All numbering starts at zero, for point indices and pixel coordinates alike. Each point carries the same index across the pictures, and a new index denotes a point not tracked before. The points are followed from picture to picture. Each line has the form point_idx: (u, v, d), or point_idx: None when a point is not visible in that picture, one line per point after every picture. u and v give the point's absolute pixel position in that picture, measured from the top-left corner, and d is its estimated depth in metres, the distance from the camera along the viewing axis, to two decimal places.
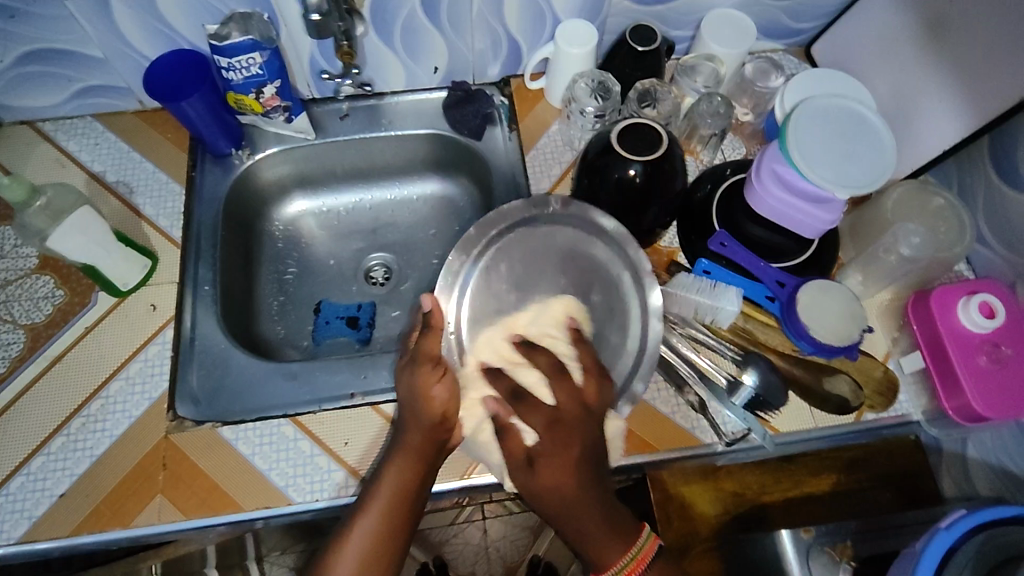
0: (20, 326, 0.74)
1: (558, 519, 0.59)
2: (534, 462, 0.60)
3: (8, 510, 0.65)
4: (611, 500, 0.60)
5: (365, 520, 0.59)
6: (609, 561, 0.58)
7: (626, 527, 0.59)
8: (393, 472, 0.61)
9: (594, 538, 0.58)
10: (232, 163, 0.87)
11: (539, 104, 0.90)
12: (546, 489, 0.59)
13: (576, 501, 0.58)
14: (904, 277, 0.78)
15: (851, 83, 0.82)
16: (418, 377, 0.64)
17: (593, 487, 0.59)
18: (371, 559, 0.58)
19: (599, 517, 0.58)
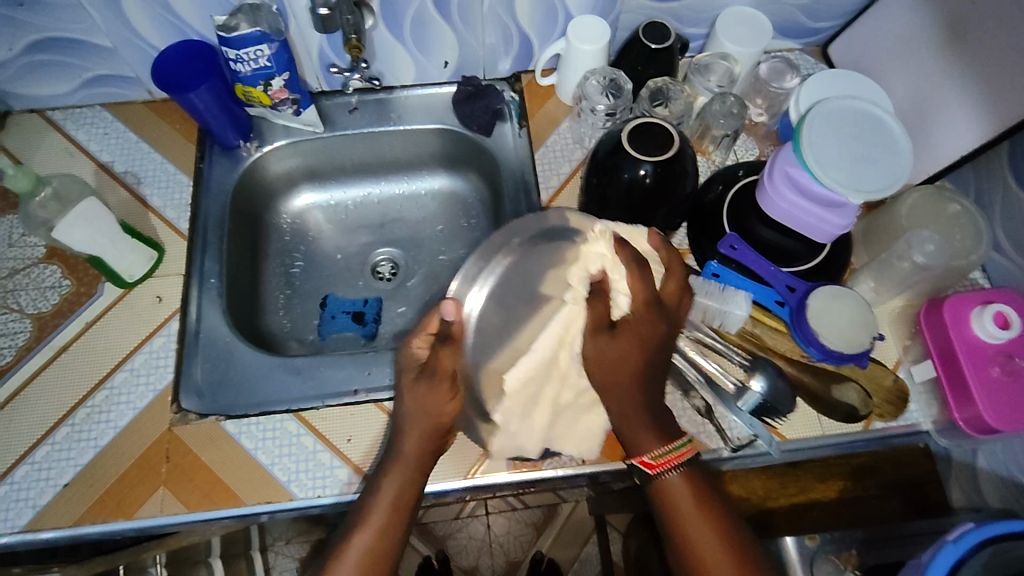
0: (27, 315, 0.74)
1: (605, 389, 0.63)
2: (619, 329, 0.61)
3: (12, 499, 0.65)
4: (659, 395, 0.63)
5: (364, 533, 0.60)
6: (645, 446, 0.62)
7: (667, 429, 0.63)
8: (389, 484, 0.62)
9: (634, 422, 0.62)
10: (240, 155, 0.86)
11: (550, 100, 0.89)
12: (615, 354, 0.61)
13: (631, 383, 0.61)
14: (916, 285, 0.76)
15: (868, 84, 0.81)
16: (430, 391, 0.62)
17: (650, 379, 0.62)
18: (373, 559, 0.60)
19: (641, 409, 0.62)
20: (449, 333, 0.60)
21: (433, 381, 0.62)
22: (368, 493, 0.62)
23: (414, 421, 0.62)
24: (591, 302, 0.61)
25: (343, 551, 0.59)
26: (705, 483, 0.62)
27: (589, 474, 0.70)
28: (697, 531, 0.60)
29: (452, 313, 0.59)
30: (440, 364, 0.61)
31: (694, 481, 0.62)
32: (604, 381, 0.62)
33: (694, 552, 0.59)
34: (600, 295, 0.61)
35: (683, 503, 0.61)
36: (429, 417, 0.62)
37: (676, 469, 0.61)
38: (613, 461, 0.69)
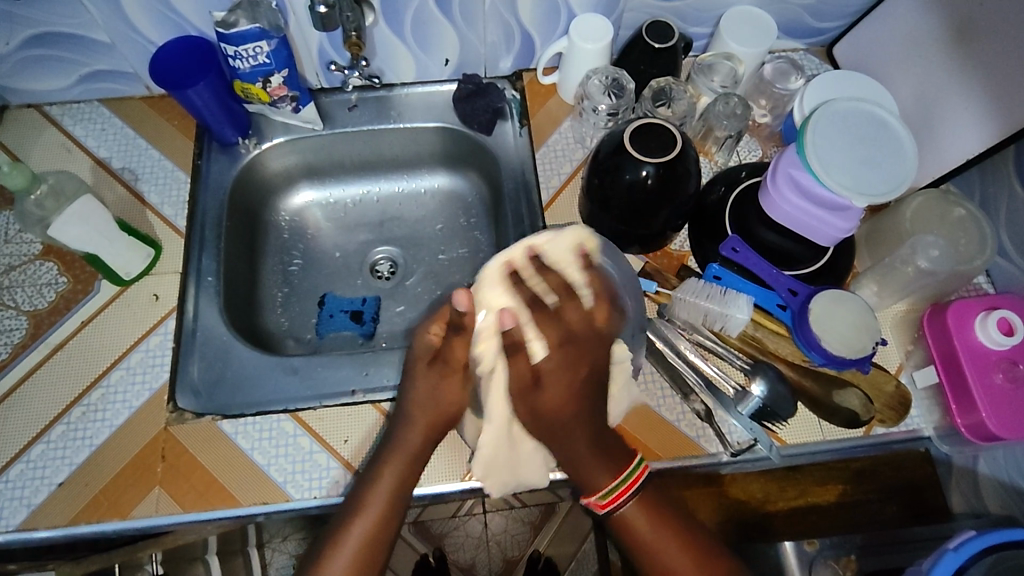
0: (23, 312, 0.74)
1: (551, 440, 0.63)
2: (542, 376, 0.62)
3: (7, 497, 0.65)
4: (602, 428, 0.64)
5: (361, 523, 0.61)
6: (597, 484, 0.62)
7: (618, 459, 0.63)
8: (387, 478, 0.62)
9: (586, 464, 0.62)
10: (239, 152, 0.86)
11: (551, 99, 0.88)
12: (546, 403, 0.62)
13: (569, 422, 0.63)
14: (920, 290, 0.76)
15: (872, 86, 0.80)
16: (440, 381, 0.66)
17: (588, 412, 0.63)
18: (362, 556, 0.60)
19: (586, 447, 0.62)
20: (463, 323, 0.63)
21: (444, 371, 0.66)
22: (363, 487, 0.63)
23: (417, 411, 0.65)
24: (511, 363, 0.62)
25: (337, 545, 0.60)
26: (666, 505, 0.63)
27: None
28: (662, 549, 0.61)
29: (464, 303, 0.60)
30: (452, 355, 0.65)
31: (649, 500, 0.63)
32: (548, 434, 0.63)
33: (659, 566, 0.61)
34: (516, 350, 0.61)
35: (643, 529, 0.62)
36: (437, 411, 0.65)
37: (631, 498, 0.62)
38: None
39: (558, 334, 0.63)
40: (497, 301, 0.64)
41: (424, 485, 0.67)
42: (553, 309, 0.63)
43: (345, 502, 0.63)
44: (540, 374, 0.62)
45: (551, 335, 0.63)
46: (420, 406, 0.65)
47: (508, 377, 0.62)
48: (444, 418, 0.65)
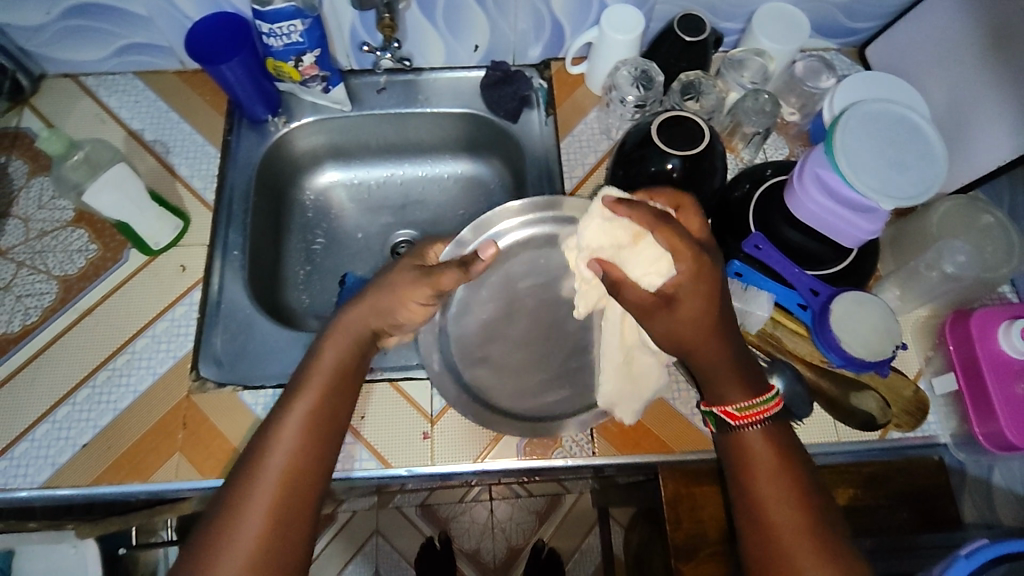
0: (53, 277, 0.75)
1: (681, 352, 0.62)
2: (674, 303, 0.60)
3: (33, 455, 0.67)
4: (739, 346, 0.62)
5: (276, 460, 0.54)
6: (731, 398, 0.61)
7: (753, 384, 0.61)
8: (298, 405, 0.57)
9: (718, 373, 0.61)
10: (268, 130, 0.87)
11: (579, 89, 0.88)
12: (682, 323, 0.60)
13: (707, 343, 0.60)
14: (943, 296, 0.75)
15: (905, 89, 0.79)
16: (415, 283, 0.63)
17: (720, 329, 0.60)
18: (315, 423, 0.57)
19: (729, 360, 0.61)
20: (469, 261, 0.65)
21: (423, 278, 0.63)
22: (309, 363, 0.61)
23: (353, 308, 0.63)
24: (626, 295, 0.62)
25: (285, 413, 0.56)
26: (791, 446, 0.59)
27: (599, 465, 0.70)
28: (764, 481, 0.57)
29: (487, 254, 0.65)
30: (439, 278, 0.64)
31: (775, 436, 0.59)
32: (677, 347, 0.62)
33: (766, 508, 0.56)
34: (626, 282, 0.61)
35: (759, 461, 0.58)
36: (373, 304, 0.63)
37: (758, 425, 0.59)
38: (622, 454, 0.70)
39: (688, 251, 0.58)
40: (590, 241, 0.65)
41: (439, 465, 0.68)
42: (672, 228, 0.59)
43: (290, 384, 0.60)
44: (672, 295, 0.60)
45: (679, 251, 0.58)
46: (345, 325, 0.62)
47: (633, 307, 0.62)
48: (383, 312, 0.63)
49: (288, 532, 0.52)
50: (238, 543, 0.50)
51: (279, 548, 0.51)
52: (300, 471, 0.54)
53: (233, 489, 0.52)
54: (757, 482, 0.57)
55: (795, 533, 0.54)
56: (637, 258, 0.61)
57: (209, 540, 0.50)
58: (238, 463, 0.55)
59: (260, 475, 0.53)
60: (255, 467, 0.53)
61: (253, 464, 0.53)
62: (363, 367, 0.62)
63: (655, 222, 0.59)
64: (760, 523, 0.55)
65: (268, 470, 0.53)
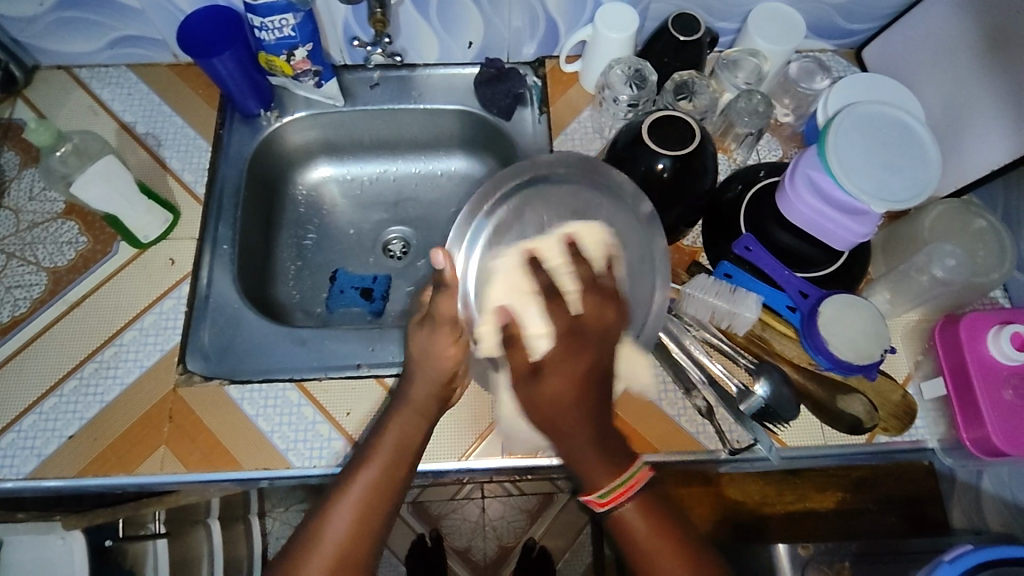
0: (43, 268, 0.75)
1: (547, 431, 0.57)
2: (541, 371, 0.57)
3: (19, 446, 0.67)
4: (609, 428, 0.57)
5: (334, 535, 0.56)
6: (597, 483, 0.56)
7: (619, 461, 0.56)
8: (363, 476, 0.59)
9: (583, 460, 0.56)
10: (260, 124, 0.87)
11: (572, 87, 0.88)
12: (546, 398, 0.56)
13: (575, 421, 0.55)
14: (934, 300, 0.75)
15: (900, 91, 0.79)
16: (433, 335, 0.62)
17: (591, 408, 0.56)
18: (369, 503, 0.58)
19: (592, 443, 0.56)
20: (442, 279, 0.60)
21: (435, 326, 0.62)
22: (373, 436, 0.62)
23: (416, 381, 0.63)
24: (511, 355, 0.59)
25: (343, 490, 0.58)
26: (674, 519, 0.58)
27: None
28: (664, 559, 0.56)
29: (442, 261, 0.59)
30: (439, 311, 0.61)
31: (648, 504, 0.58)
32: (543, 421, 0.57)
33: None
34: (516, 342, 0.59)
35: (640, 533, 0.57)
36: (424, 375, 0.63)
37: (630, 501, 0.56)
38: None
39: (561, 325, 0.57)
40: (500, 290, 0.64)
41: (425, 461, 0.68)
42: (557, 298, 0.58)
43: (353, 457, 0.62)
44: (540, 366, 0.57)
45: (556, 323, 0.57)
46: (424, 367, 0.63)
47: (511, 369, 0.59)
48: (433, 380, 0.63)
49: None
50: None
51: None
52: (350, 553, 0.56)
53: (290, 563, 0.55)
54: (653, 562, 0.56)
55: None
56: (533, 316, 0.60)
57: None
58: (293, 536, 0.58)
59: (313, 557, 0.55)
60: (310, 545, 0.56)
61: (309, 544, 0.56)
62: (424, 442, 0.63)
63: (546, 292, 0.58)
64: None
65: (322, 551, 0.55)
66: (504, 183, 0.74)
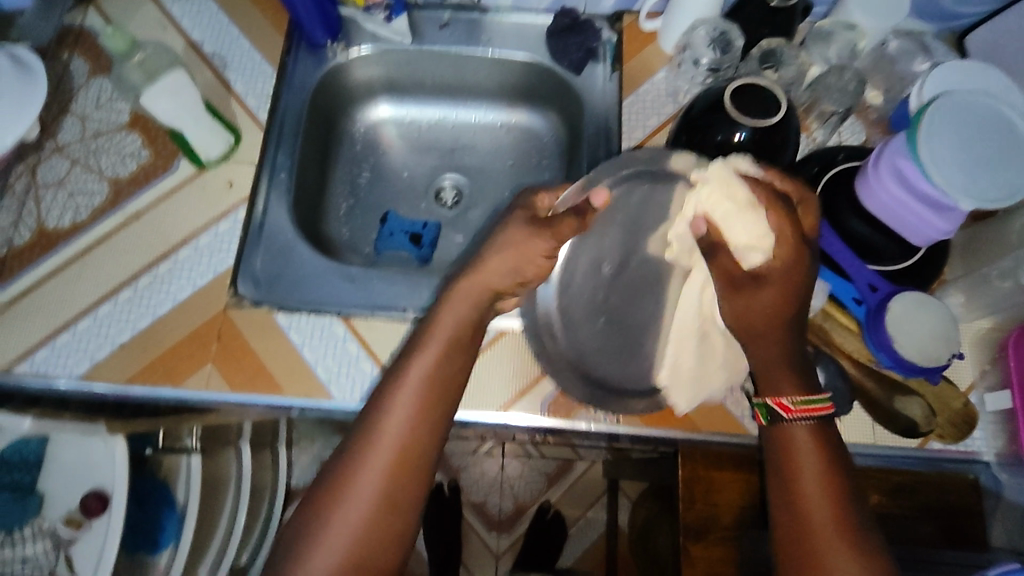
0: (105, 178, 0.76)
1: (746, 335, 0.61)
2: (760, 281, 0.60)
3: (73, 347, 0.69)
4: (799, 343, 0.60)
5: (371, 468, 0.55)
6: (779, 391, 0.58)
7: (809, 382, 0.59)
8: (399, 409, 0.57)
9: (772, 366, 0.59)
10: (326, 55, 0.85)
11: (649, 46, 0.83)
12: (760, 305, 0.60)
13: (776, 329, 0.59)
14: (1012, 308, 0.70)
15: (1005, 81, 0.73)
16: (531, 234, 0.63)
17: (789, 322, 0.59)
18: (429, 396, 0.58)
19: (785, 354, 0.59)
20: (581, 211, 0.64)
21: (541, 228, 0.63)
22: (426, 325, 0.61)
23: (465, 280, 0.62)
24: (717, 261, 0.63)
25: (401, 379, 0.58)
26: (840, 454, 0.56)
27: (621, 433, 0.69)
28: (813, 504, 0.54)
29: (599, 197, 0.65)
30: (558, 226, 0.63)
31: (823, 437, 0.56)
32: (744, 326, 0.61)
33: (804, 510, 0.54)
34: (723, 248, 0.63)
35: (806, 467, 0.55)
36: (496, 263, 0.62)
37: (810, 421, 0.56)
38: (646, 425, 0.68)
39: (790, 239, 0.59)
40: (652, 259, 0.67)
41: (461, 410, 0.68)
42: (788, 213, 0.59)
43: (382, 381, 0.60)
44: (762, 274, 0.60)
45: (780, 232, 0.59)
46: (467, 280, 0.62)
47: (717, 274, 0.63)
48: (505, 273, 0.63)
49: (399, 505, 0.55)
50: (354, 503, 0.54)
51: (387, 518, 0.54)
52: (413, 444, 0.56)
53: (351, 452, 0.56)
54: (800, 483, 0.55)
55: (836, 541, 0.52)
56: (740, 223, 0.60)
57: (331, 494, 0.54)
58: (329, 470, 0.56)
59: (376, 445, 0.55)
60: (371, 437, 0.56)
61: (370, 433, 0.56)
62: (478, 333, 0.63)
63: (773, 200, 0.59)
64: (794, 528, 0.54)
65: (359, 487, 0.54)
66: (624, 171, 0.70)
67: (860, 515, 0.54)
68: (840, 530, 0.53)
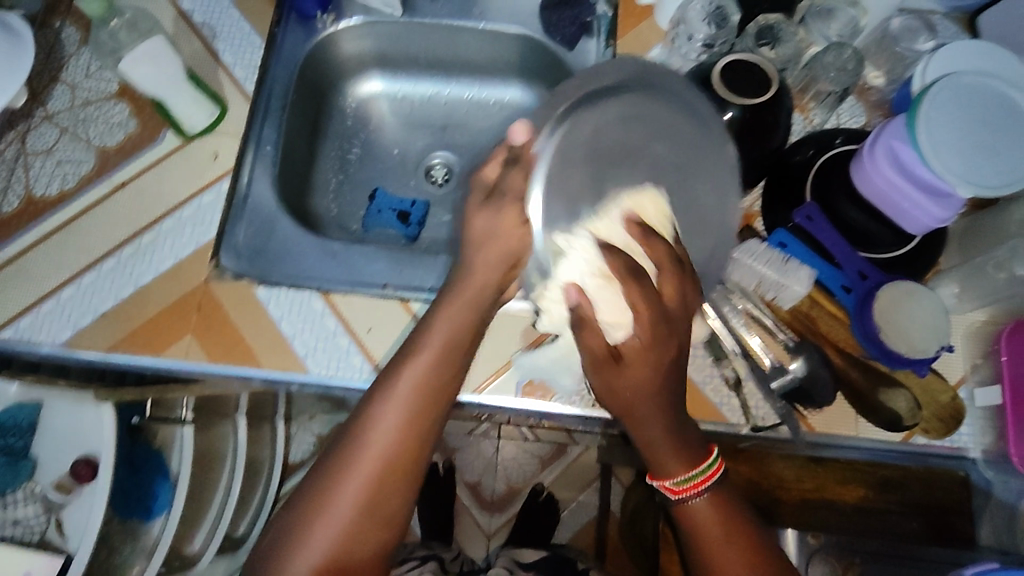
0: (92, 147, 0.76)
1: (624, 420, 0.58)
2: (624, 362, 0.55)
3: (57, 315, 0.70)
4: (680, 414, 0.58)
5: (351, 487, 0.53)
6: (669, 471, 0.58)
7: (693, 453, 0.58)
8: (382, 425, 0.55)
9: (660, 450, 0.58)
10: (316, 27, 0.84)
11: (644, 22, 0.79)
12: (625, 387, 0.56)
13: (649, 412, 0.56)
14: (1008, 301, 0.67)
15: (1015, 63, 0.69)
16: (497, 214, 0.60)
17: (665, 401, 0.56)
18: (415, 413, 0.55)
19: (668, 434, 0.57)
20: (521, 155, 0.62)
21: (501, 206, 0.60)
22: (419, 334, 0.58)
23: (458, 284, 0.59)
24: (582, 337, 0.56)
25: (389, 393, 0.55)
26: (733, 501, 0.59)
27: (596, 417, 0.68)
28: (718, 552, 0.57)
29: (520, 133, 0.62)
30: (510, 188, 0.61)
31: (718, 497, 0.58)
32: (620, 410, 0.57)
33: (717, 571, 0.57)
34: (588, 323, 0.56)
35: (704, 517, 0.58)
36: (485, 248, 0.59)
37: (702, 495, 0.58)
38: None
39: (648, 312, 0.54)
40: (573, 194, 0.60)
41: None
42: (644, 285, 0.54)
43: (370, 389, 0.57)
44: (623, 354, 0.55)
45: (637, 310, 0.54)
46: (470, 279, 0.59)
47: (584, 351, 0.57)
48: (495, 268, 0.59)
49: (381, 516, 0.54)
50: (334, 516, 0.52)
51: (367, 535, 0.53)
52: (396, 462, 0.54)
53: (337, 462, 0.54)
54: (703, 538, 0.58)
55: None
56: (606, 300, 0.54)
57: (311, 505, 0.53)
58: (309, 483, 0.55)
59: (362, 457, 0.54)
60: (356, 449, 0.54)
61: (356, 445, 0.54)
62: (473, 343, 0.59)
63: (629, 274, 0.54)
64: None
65: (337, 507, 0.53)
66: (603, 75, 0.65)
67: (759, 545, 0.57)
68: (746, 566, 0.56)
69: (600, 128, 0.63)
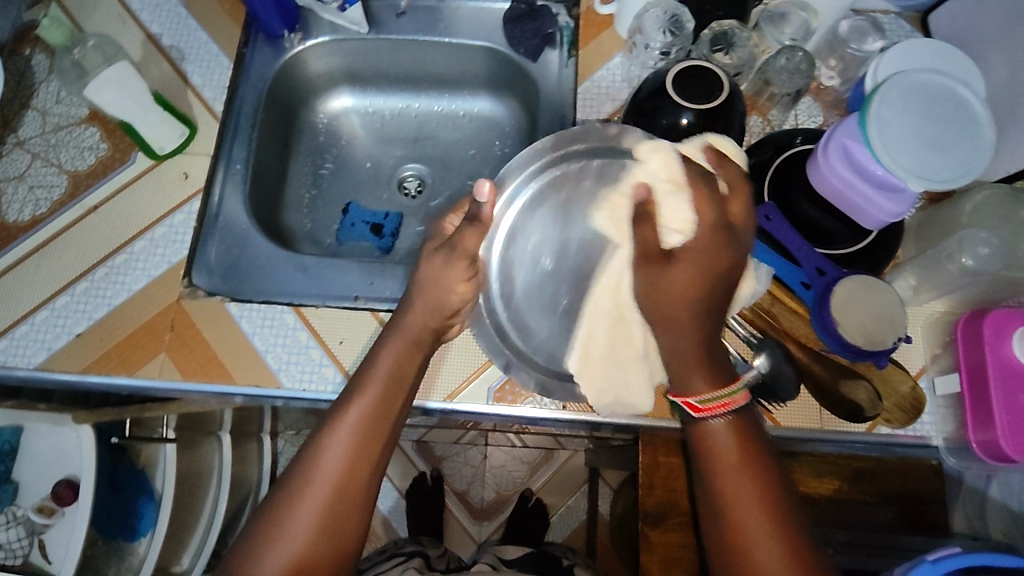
0: (64, 171, 0.77)
1: (659, 324, 0.57)
2: (675, 258, 0.57)
3: (31, 338, 0.70)
4: (716, 332, 0.57)
5: (305, 512, 0.53)
6: (695, 388, 0.57)
7: (722, 373, 0.57)
8: (336, 450, 0.56)
9: (689, 360, 0.56)
10: (284, 46, 0.85)
11: (605, 32, 0.82)
12: (669, 283, 0.56)
13: (690, 312, 0.56)
14: (963, 290, 0.69)
15: (964, 61, 0.71)
16: (445, 267, 0.62)
17: (710, 310, 0.56)
18: (366, 439, 0.57)
19: (698, 344, 0.56)
20: (477, 216, 0.62)
21: (452, 256, 0.62)
22: (367, 366, 0.61)
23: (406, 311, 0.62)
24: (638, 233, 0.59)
25: (340, 420, 0.57)
26: (758, 443, 0.56)
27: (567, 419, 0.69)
28: (739, 497, 0.54)
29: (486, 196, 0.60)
30: (462, 244, 0.63)
31: (741, 427, 0.56)
32: (656, 312, 0.58)
33: (734, 518, 0.54)
34: (647, 221, 0.59)
35: (726, 455, 0.55)
36: (426, 303, 0.61)
37: (724, 417, 0.56)
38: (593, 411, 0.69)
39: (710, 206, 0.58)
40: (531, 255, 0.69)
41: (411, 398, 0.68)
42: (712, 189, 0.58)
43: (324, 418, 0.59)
44: (677, 251, 0.57)
45: (701, 211, 0.57)
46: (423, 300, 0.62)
47: (635, 244, 0.60)
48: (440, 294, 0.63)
49: (334, 543, 0.54)
50: (287, 542, 0.52)
51: (321, 560, 0.53)
52: (349, 488, 0.55)
53: (287, 492, 0.55)
54: (724, 485, 0.55)
55: (767, 546, 0.52)
56: (673, 205, 0.58)
57: (264, 530, 0.53)
58: (263, 510, 0.55)
59: (312, 484, 0.54)
60: (309, 476, 0.55)
61: (307, 476, 0.55)
62: (418, 377, 0.62)
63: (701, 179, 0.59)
64: (735, 530, 0.53)
65: (291, 532, 0.53)
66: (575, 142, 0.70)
67: (781, 502, 0.54)
68: (770, 523, 0.53)
69: (566, 188, 0.70)
